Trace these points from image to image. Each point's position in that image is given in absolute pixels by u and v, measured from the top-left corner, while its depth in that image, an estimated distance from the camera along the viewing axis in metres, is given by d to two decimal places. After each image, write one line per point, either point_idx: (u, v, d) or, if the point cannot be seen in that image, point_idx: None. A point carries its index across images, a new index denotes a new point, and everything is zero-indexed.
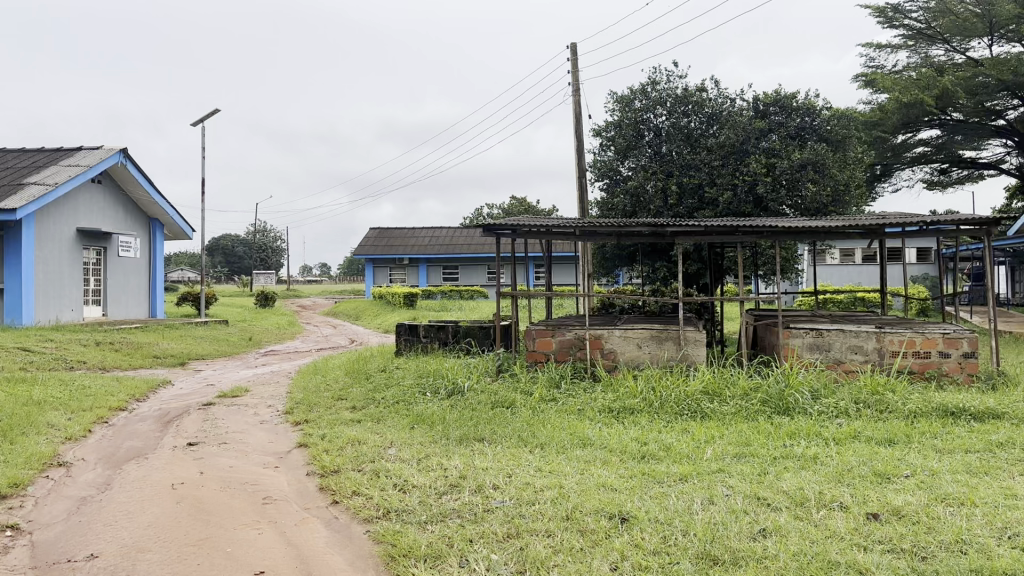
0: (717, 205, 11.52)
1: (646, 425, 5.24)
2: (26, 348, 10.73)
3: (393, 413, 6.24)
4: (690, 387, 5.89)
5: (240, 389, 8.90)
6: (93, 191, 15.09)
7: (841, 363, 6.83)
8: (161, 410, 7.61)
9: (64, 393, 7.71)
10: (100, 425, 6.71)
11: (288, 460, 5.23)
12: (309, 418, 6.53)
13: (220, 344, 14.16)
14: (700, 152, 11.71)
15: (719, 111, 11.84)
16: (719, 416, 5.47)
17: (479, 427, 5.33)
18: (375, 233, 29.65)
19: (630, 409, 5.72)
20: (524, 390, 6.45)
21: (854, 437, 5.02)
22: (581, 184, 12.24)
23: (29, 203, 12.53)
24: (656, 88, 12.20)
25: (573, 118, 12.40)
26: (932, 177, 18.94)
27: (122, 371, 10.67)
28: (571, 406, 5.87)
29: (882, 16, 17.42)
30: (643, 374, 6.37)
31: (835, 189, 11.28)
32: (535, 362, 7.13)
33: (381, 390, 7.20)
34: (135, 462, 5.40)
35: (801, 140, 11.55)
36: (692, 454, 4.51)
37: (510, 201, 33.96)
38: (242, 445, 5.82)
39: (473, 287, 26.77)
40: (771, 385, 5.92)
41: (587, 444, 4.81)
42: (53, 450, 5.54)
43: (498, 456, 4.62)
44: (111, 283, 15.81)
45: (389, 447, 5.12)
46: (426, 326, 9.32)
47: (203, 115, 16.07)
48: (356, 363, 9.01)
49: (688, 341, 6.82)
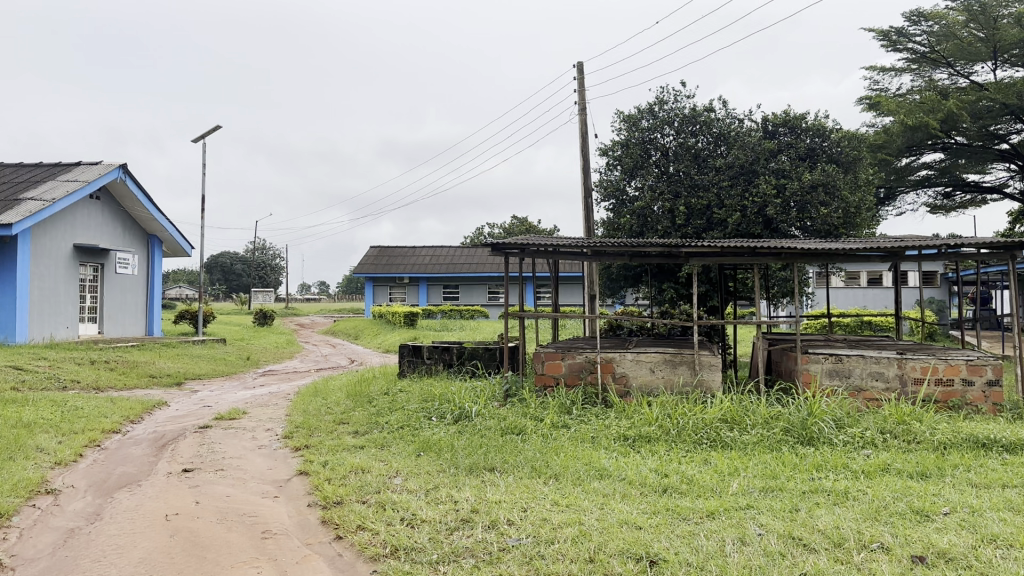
0: (725, 226, 11.31)
1: (665, 455, 5.00)
2: (19, 367, 10.47)
3: (398, 439, 6.00)
4: (708, 415, 5.66)
5: (237, 411, 8.65)
6: (91, 207, 14.88)
7: (862, 391, 6.58)
8: (157, 433, 7.36)
9: (56, 414, 7.46)
10: (92, 449, 6.46)
11: (288, 490, 4.98)
12: (310, 443, 6.29)
13: (218, 363, 13.90)
14: (708, 173, 11.53)
15: (727, 131, 11.68)
16: (739, 446, 5.24)
17: (490, 455, 5.08)
18: (375, 251, 29.45)
19: (645, 437, 5.47)
20: (533, 415, 6.21)
21: (884, 469, 4.79)
22: (586, 204, 12.05)
23: (24, 218, 12.29)
24: (664, 107, 12.07)
25: (580, 137, 12.23)
26: (935, 202, 18.75)
27: (117, 391, 10.40)
28: (584, 433, 5.63)
29: (886, 40, 17.33)
30: (658, 400, 6.12)
31: (846, 211, 11.05)
32: (544, 386, 6.89)
33: (385, 414, 6.95)
34: (126, 489, 5.14)
35: (812, 161, 11.34)
36: (718, 488, 4.27)
37: (511, 221, 33.80)
38: (239, 472, 5.57)
39: (473, 307, 26.54)
40: (793, 414, 5.67)
41: (604, 475, 4.57)
42: (42, 476, 5.29)
43: (510, 487, 4.37)
44: (108, 300, 15.57)
45: (395, 476, 4.87)
46: (429, 348, 9.08)
47: (205, 131, 15.89)
48: (359, 384, 8.77)
49: (703, 365, 6.56)
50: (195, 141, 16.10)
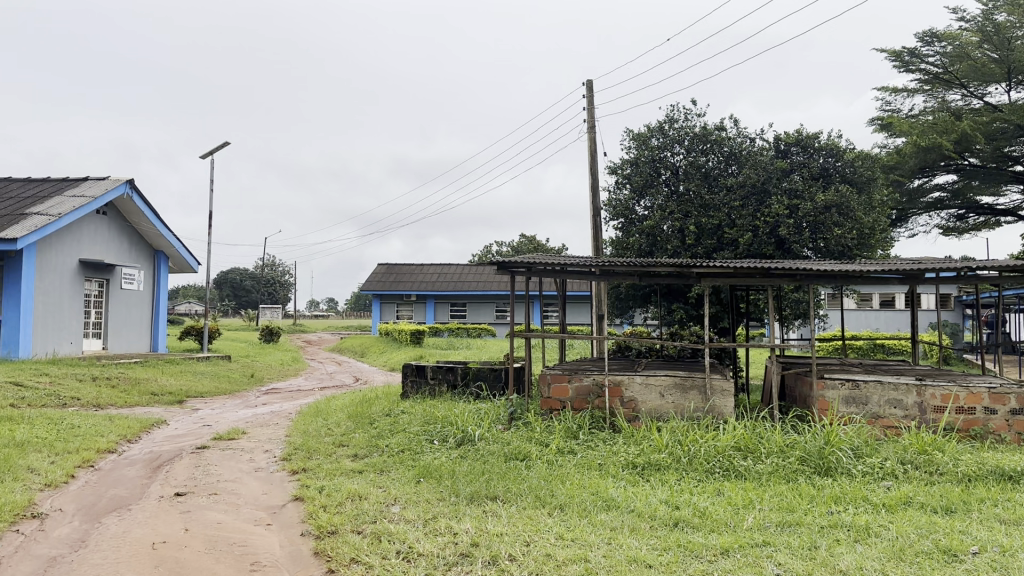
0: (736, 246, 11.11)
1: (675, 485, 4.79)
2: (18, 383, 10.28)
3: (398, 463, 5.79)
4: (720, 442, 5.44)
5: (237, 431, 8.45)
6: (98, 222, 14.79)
7: (880, 419, 6.35)
8: (153, 453, 7.16)
9: (51, 433, 7.27)
10: (85, 470, 6.26)
11: (281, 517, 4.78)
12: (307, 466, 6.09)
13: (222, 381, 13.72)
14: (719, 192, 11.35)
15: (739, 150, 11.52)
16: (753, 476, 5.03)
17: (492, 483, 4.86)
18: (382, 269, 29.30)
19: (655, 464, 5.26)
20: (538, 440, 5.99)
21: (906, 502, 4.57)
22: (595, 223, 11.86)
23: (29, 233, 12.18)
24: (674, 125, 11.92)
25: (588, 155, 12.08)
26: (948, 223, 18.47)
27: (117, 409, 10.21)
28: (591, 460, 5.42)
29: (898, 60, 17.15)
30: (669, 426, 5.89)
31: (860, 232, 10.83)
32: (550, 409, 6.68)
33: (386, 437, 6.74)
34: (115, 514, 4.94)
35: (825, 180, 11.15)
36: (732, 523, 4.06)
37: (519, 240, 33.61)
38: (233, 496, 5.37)
39: (481, 325, 26.33)
40: (809, 442, 5.45)
41: (612, 506, 4.35)
42: (29, 498, 5.09)
43: (513, 518, 4.17)
44: (112, 316, 15.44)
45: (393, 505, 4.66)
46: (433, 368, 8.87)
47: (213, 147, 15.81)
48: (361, 405, 8.56)
49: (715, 390, 6.34)
50: (203, 156, 16.02)
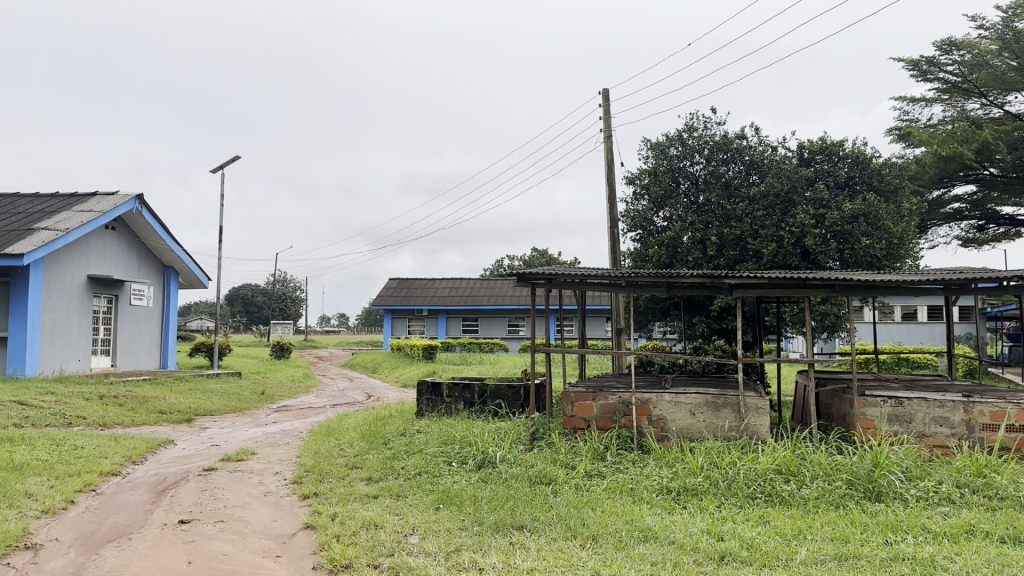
0: (761, 257, 10.74)
1: (715, 513, 4.47)
2: (23, 402, 10.01)
3: (415, 487, 5.46)
4: (761, 464, 5.12)
5: (245, 451, 8.11)
6: (106, 237, 14.56)
7: (926, 437, 5.97)
8: (158, 476, 6.84)
9: (53, 455, 6.96)
10: (86, 494, 5.94)
11: (291, 548, 4.46)
12: (319, 490, 5.77)
13: (232, 398, 13.41)
14: (741, 202, 11.03)
15: (761, 159, 11.19)
16: (799, 504, 4.71)
17: (517, 510, 4.52)
18: (393, 284, 29.06)
19: (691, 489, 4.91)
20: (564, 463, 5.64)
21: (968, 531, 4.20)
22: (612, 235, 11.55)
23: (36, 248, 11.93)
24: (693, 134, 11.60)
25: (605, 166, 11.78)
26: (968, 234, 18.03)
27: (123, 428, 9.91)
28: (622, 484, 5.07)
29: (916, 69, 16.79)
30: (703, 447, 5.54)
31: (890, 241, 10.41)
32: (574, 429, 6.32)
33: (401, 458, 6.41)
34: (114, 544, 4.60)
35: (852, 189, 10.79)
36: (784, 556, 3.75)
37: (531, 254, 33.25)
38: (241, 524, 5.05)
39: (493, 339, 26.02)
40: (856, 464, 5.11)
41: (650, 538, 4.01)
42: (24, 527, 4.74)
43: (542, 552, 3.83)
44: (121, 332, 15.21)
45: (411, 535, 4.33)
46: (449, 385, 8.53)
47: (224, 162, 15.61)
48: (375, 424, 8.23)
49: (749, 408, 5.99)
50: (213, 171, 15.80)
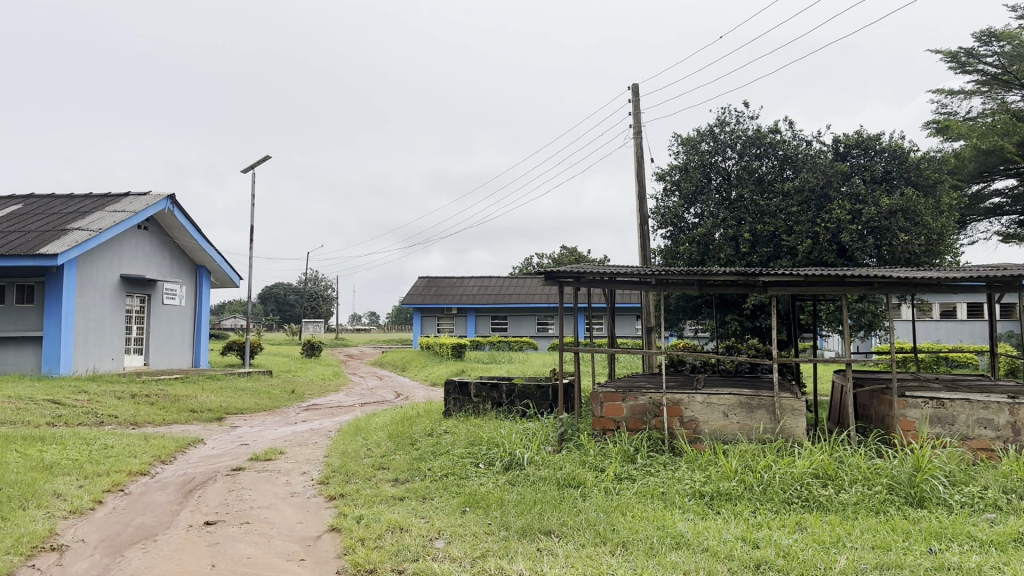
0: (795, 254, 10.51)
1: (750, 519, 4.33)
2: (56, 401, 10.10)
3: (441, 490, 5.37)
4: (797, 468, 4.96)
5: (274, 451, 8.09)
6: (138, 237, 14.68)
7: (969, 440, 5.76)
8: (187, 476, 6.82)
9: (83, 454, 6.98)
10: (114, 494, 5.93)
11: (316, 551, 4.39)
12: (346, 491, 5.71)
13: (262, 397, 13.46)
14: (775, 198, 10.81)
15: (795, 153, 10.96)
16: (837, 510, 4.55)
17: (544, 514, 4.42)
18: (422, 282, 29.09)
19: (725, 494, 4.76)
20: (593, 465, 5.52)
21: (1017, 539, 4.01)
22: (642, 232, 11.39)
23: (69, 248, 12.03)
24: (725, 129, 11.39)
25: (635, 162, 11.62)
26: (1009, 229, 17.57)
27: (154, 427, 9.96)
28: (653, 488, 4.93)
29: (954, 61, 16.38)
30: (736, 449, 5.39)
31: (929, 238, 10.12)
32: (603, 430, 6.19)
33: (428, 459, 6.33)
34: (139, 546, 4.57)
35: (889, 184, 10.52)
36: (823, 566, 3.61)
37: (560, 252, 33.10)
38: (266, 526, 5.00)
39: (523, 338, 25.91)
40: (897, 469, 4.93)
41: (682, 545, 3.88)
42: (51, 528, 4.73)
43: (571, 559, 3.71)
44: (154, 331, 15.34)
45: (437, 539, 4.24)
46: (477, 385, 8.44)
47: (255, 162, 15.68)
48: (402, 423, 8.16)
49: (785, 410, 5.82)
50: (243, 171, 15.88)
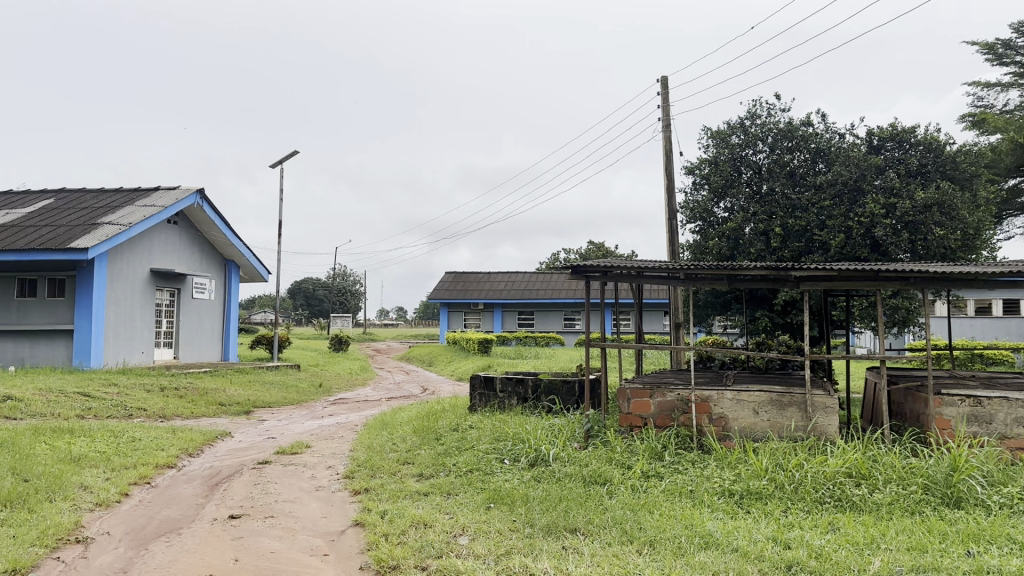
0: (827, 249, 10.32)
1: (781, 518, 4.23)
2: (87, 393, 10.20)
3: (465, 485, 5.32)
4: (830, 467, 4.85)
5: (300, 444, 8.10)
6: (168, 232, 14.82)
7: (1008, 440, 5.60)
8: (213, 469, 6.84)
9: (111, 447, 7.02)
10: (140, 487, 5.95)
11: (339, 546, 4.36)
12: (370, 486, 5.68)
13: (290, 391, 13.51)
14: (806, 192, 10.63)
15: (827, 147, 10.77)
16: (871, 510, 4.43)
17: (569, 511, 4.35)
18: (448, 277, 29.11)
19: (755, 493, 4.66)
20: (620, 462, 5.44)
21: None
22: (671, 227, 11.26)
23: (100, 242, 12.15)
24: (756, 121, 11.23)
25: (664, 155, 11.49)
26: None
27: (182, 420, 10.03)
28: (681, 486, 4.84)
29: (991, 53, 15.99)
30: (767, 447, 5.28)
31: (965, 233, 9.88)
32: (630, 427, 6.10)
33: (453, 455, 6.27)
34: (164, 539, 4.57)
35: (925, 178, 10.29)
36: (857, 568, 3.50)
37: (588, 247, 32.94)
38: (290, 520, 4.98)
39: (550, 333, 25.81)
40: (933, 468, 4.79)
41: (711, 545, 3.79)
42: (77, 521, 4.74)
43: (597, 558, 3.64)
44: (184, 325, 15.48)
45: (460, 535, 4.19)
46: (502, 381, 8.37)
47: (283, 156, 15.75)
48: (428, 418, 8.12)
49: (817, 407, 5.70)
50: (271, 166, 15.95)
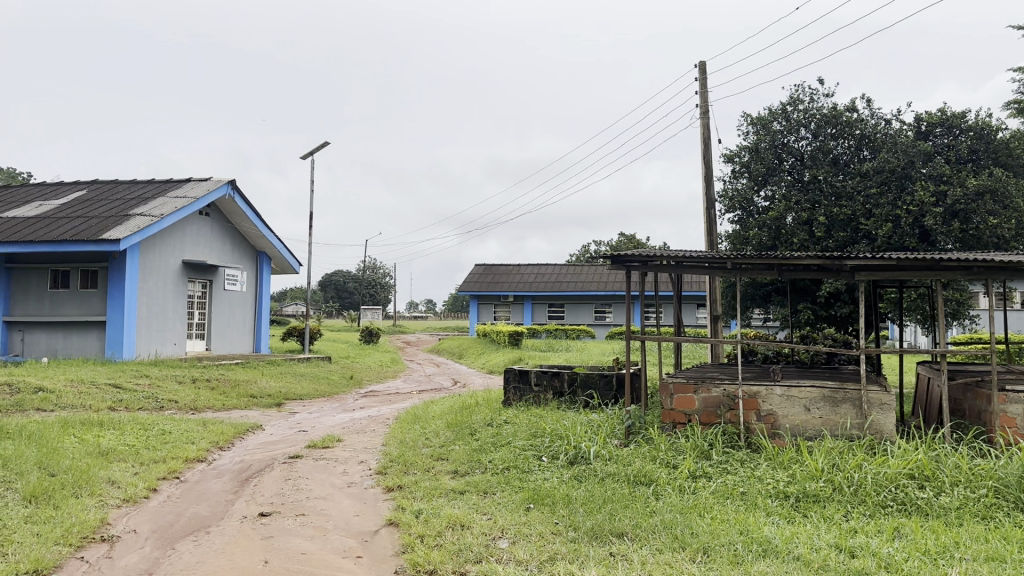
0: (873, 239, 9.93)
1: (843, 524, 3.96)
2: (118, 385, 10.13)
3: (503, 484, 5.10)
4: (891, 469, 4.57)
5: (331, 438, 7.93)
6: (200, 223, 14.78)
7: None
8: (243, 463, 6.70)
9: (141, 440, 6.90)
10: (169, 482, 5.81)
11: (373, 547, 4.17)
12: (404, 483, 5.49)
13: (321, 383, 13.39)
14: (851, 180, 10.26)
15: (873, 133, 10.37)
16: (939, 515, 4.14)
17: (615, 515, 4.11)
18: (478, 270, 28.92)
19: (812, 496, 4.39)
20: (664, 461, 5.19)
21: None
22: (709, 216, 10.94)
23: (132, 234, 12.09)
24: (798, 107, 10.86)
25: (702, 143, 11.15)
26: None
27: (213, 412, 9.93)
28: (732, 488, 4.58)
29: None
30: (822, 446, 5.01)
31: (1019, 221, 9.44)
32: (674, 423, 5.84)
33: (488, 451, 6.06)
34: (192, 538, 4.40)
35: (975, 164, 9.87)
36: None
37: (619, 239, 32.59)
38: (322, 519, 4.79)
39: (581, 326, 25.52)
40: (1004, 471, 4.48)
41: (770, 553, 3.53)
42: (102, 518, 4.59)
43: (648, 566, 3.40)
44: (216, 317, 15.46)
45: (500, 538, 3.97)
46: (538, 374, 8.15)
47: (314, 148, 15.34)
48: (462, 412, 7.92)
49: (873, 404, 5.39)
50: (302, 158, 15.47)
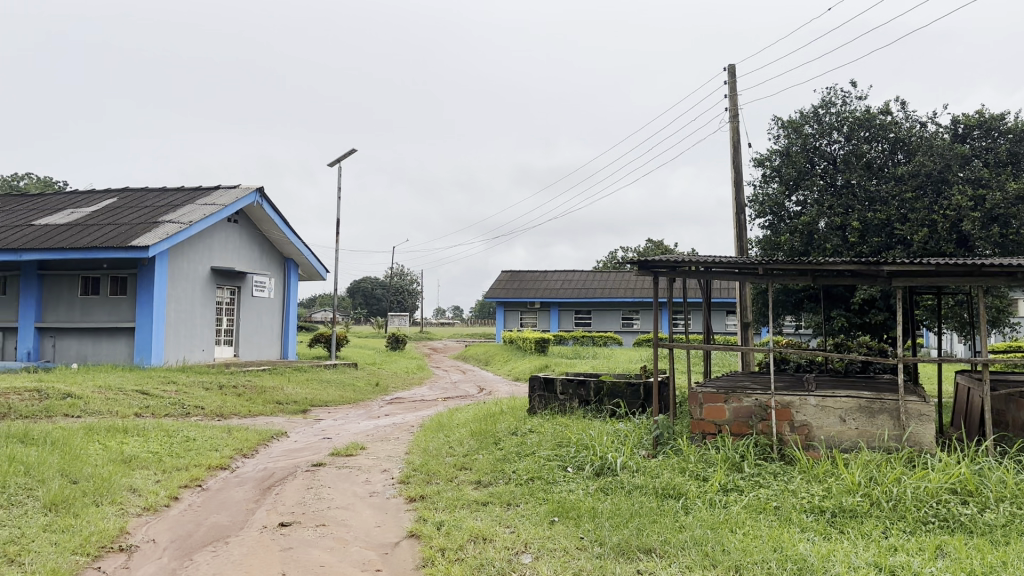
0: (909, 244, 9.68)
1: (882, 541, 3.78)
2: (144, 391, 10.15)
3: (527, 495, 4.97)
4: (931, 483, 4.38)
5: (355, 446, 7.85)
6: (228, 230, 14.84)
7: None
8: (266, 471, 6.63)
9: (165, 447, 6.87)
10: (191, 490, 5.76)
11: (393, 561, 4.06)
12: (426, 493, 5.38)
13: (347, 389, 13.35)
14: (886, 184, 10.02)
15: (908, 137, 10.13)
16: (984, 532, 3.94)
17: (643, 529, 3.96)
18: (505, 276, 28.86)
19: (849, 511, 4.21)
20: (694, 473, 5.03)
21: None
22: (739, 222, 10.75)
23: (160, 240, 12.14)
24: (830, 111, 10.64)
25: (731, 147, 10.96)
26: None
27: (238, 419, 9.91)
28: (764, 502, 4.41)
29: None
30: (859, 459, 4.83)
31: None
32: (703, 434, 5.67)
33: (512, 461, 5.93)
34: (210, 549, 4.32)
35: (1015, 168, 9.58)
36: None
37: (647, 246, 32.35)
38: (342, 530, 4.70)
39: (608, 333, 25.31)
40: None
41: (806, 572, 3.36)
42: (121, 528, 4.53)
43: None
44: (244, 323, 15.50)
45: (523, 553, 3.84)
46: (563, 382, 8.03)
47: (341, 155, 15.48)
48: (487, 420, 7.81)
49: (911, 415, 5.21)
50: (330, 165, 15.61)
